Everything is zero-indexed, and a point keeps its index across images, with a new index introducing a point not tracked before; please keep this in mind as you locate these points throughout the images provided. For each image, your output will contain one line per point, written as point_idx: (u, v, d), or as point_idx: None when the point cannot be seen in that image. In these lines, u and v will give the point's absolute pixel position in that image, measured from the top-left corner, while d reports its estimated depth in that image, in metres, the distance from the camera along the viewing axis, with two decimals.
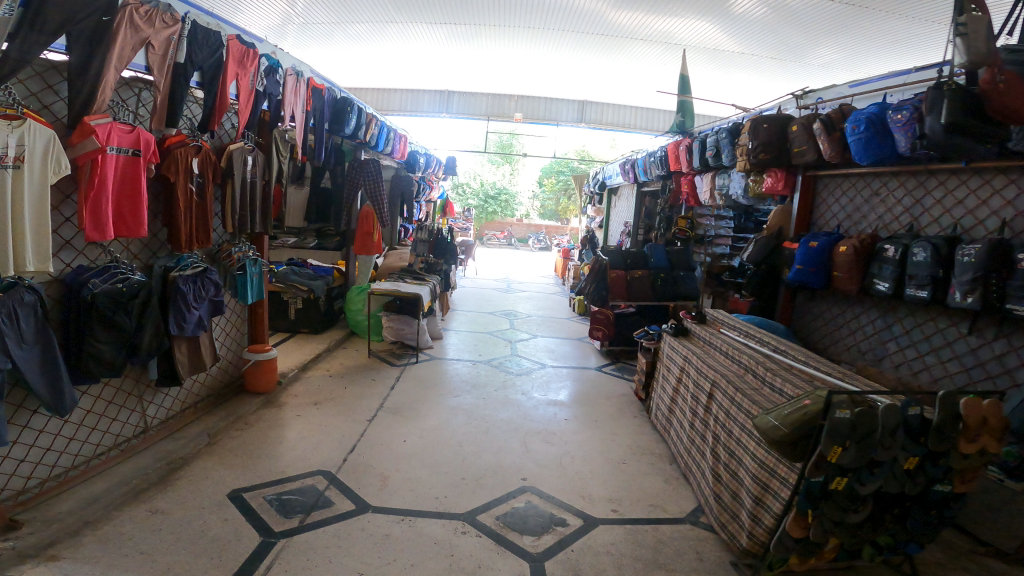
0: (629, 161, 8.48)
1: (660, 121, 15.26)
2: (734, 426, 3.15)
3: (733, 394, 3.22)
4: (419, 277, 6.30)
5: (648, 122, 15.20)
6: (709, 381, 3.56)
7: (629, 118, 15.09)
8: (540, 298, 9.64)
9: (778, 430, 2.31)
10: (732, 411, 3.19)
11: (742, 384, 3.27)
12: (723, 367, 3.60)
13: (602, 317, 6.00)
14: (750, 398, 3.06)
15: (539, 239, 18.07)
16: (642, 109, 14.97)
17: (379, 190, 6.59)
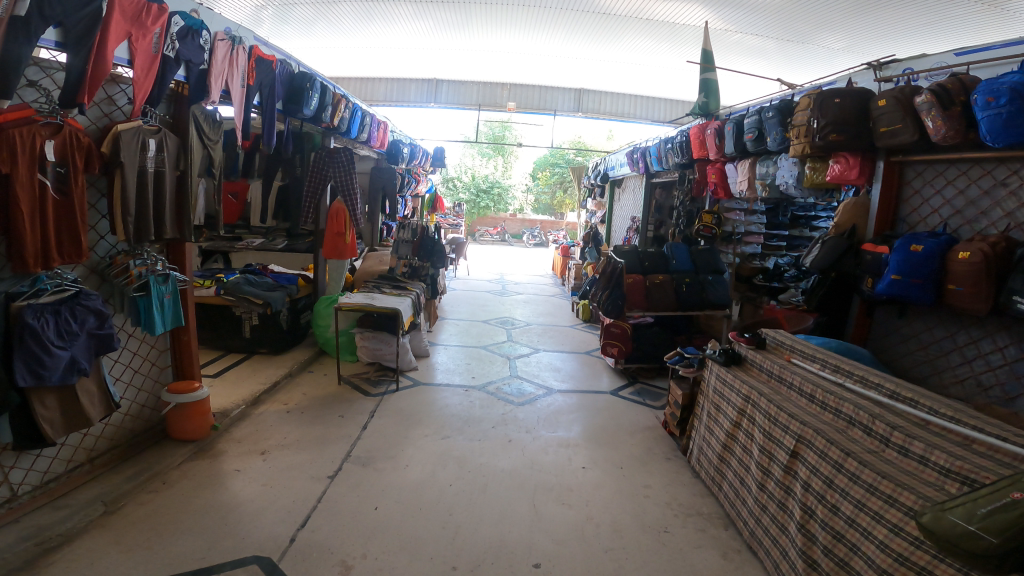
0: (638, 149, 7.49)
1: (661, 109, 14.27)
2: (842, 499, 2.26)
3: (838, 456, 2.32)
4: (400, 284, 5.32)
5: (649, 111, 14.21)
6: (788, 428, 2.66)
7: (629, 107, 14.08)
8: (539, 302, 8.67)
9: (982, 541, 1.42)
10: (838, 479, 2.29)
11: (849, 440, 2.38)
12: (806, 411, 2.70)
13: (619, 331, 5.02)
14: (872, 466, 2.17)
15: (534, 234, 17.13)
16: (643, 97, 13.97)
17: (352, 184, 5.60)
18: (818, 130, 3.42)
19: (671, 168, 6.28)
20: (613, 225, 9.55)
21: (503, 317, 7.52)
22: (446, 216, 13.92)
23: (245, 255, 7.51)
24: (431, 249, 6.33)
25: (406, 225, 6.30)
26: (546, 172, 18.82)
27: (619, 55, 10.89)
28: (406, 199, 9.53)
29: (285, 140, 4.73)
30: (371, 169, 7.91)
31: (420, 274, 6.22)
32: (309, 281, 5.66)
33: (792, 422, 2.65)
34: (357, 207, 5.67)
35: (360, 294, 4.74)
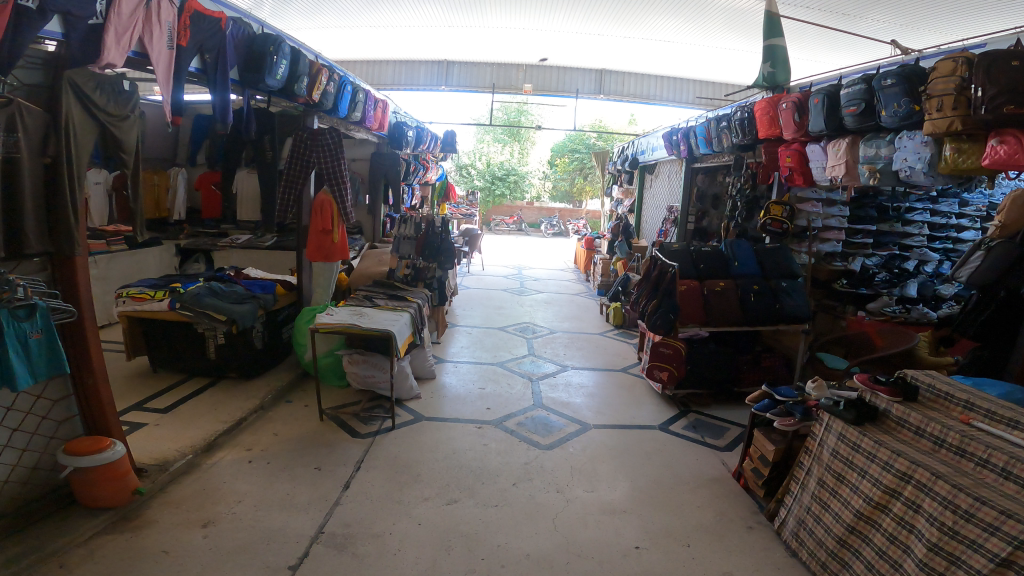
0: (676, 131, 6.38)
1: (689, 91, 13.10)
2: None
3: None
4: (399, 291, 4.36)
5: (677, 93, 13.04)
6: (1001, 527, 1.81)
7: (654, 89, 12.94)
8: (561, 302, 7.63)
9: None
10: None
11: None
12: (1020, 503, 1.86)
13: (669, 352, 4.05)
14: None
15: (553, 223, 16.13)
16: (670, 78, 12.80)
17: (342, 175, 4.57)
18: (980, 100, 2.54)
19: (720, 152, 5.14)
20: (643, 215, 8.48)
21: (522, 323, 6.51)
22: (459, 206, 12.93)
23: (229, 254, 6.60)
24: (440, 246, 5.36)
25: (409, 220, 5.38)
26: (564, 157, 17.73)
27: (648, 36, 9.78)
28: (412, 190, 8.55)
29: (247, 118, 3.82)
30: (371, 155, 6.91)
31: (425, 277, 5.26)
32: (290, 287, 4.73)
33: (1004, 520, 1.81)
34: (347, 202, 4.59)
35: (349, 307, 3.81)
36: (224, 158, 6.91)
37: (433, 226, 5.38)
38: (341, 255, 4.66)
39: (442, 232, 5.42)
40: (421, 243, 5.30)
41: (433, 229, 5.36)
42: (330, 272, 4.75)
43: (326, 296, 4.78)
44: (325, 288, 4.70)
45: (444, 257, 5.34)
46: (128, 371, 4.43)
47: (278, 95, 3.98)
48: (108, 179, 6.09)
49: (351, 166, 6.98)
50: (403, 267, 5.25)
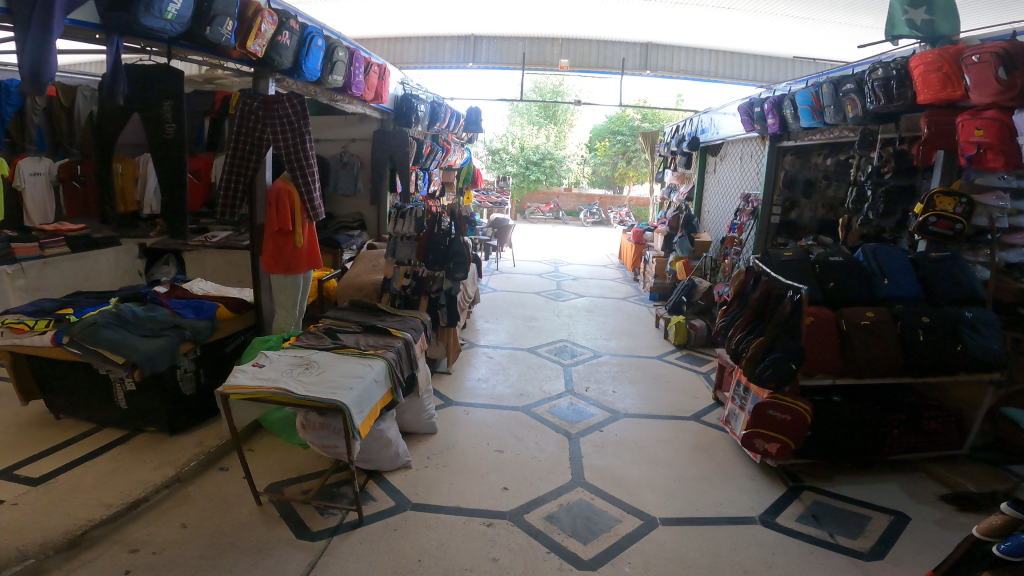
0: (757, 98, 4.85)
1: (748, 67, 11.32)
2: None
3: None
4: (382, 317, 3.10)
5: (733, 69, 11.30)
6: None
7: (709, 65, 11.25)
8: (607, 310, 6.18)
9: None
10: None
11: None
12: None
13: (785, 418, 2.80)
14: None
15: (593, 210, 14.69)
16: (727, 52, 11.06)
17: (311, 156, 3.29)
18: None
19: (837, 124, 3.64)
20: (703, 205, 6.93)
21: (561, 341, 5.11)
22: (489, 193, 11.56)
23: (203, 256, 5.38)
24: (444, 245, 3.99)
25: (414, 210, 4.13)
26: (605, 139, 16.12)
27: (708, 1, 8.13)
28: (427, 179, 7.22)
29: (112, 78, 2.63)
30: (373, 134, 5.58)
31: (426, 290, 3.87)
32: (246, 305, 3.54)
33: None
34: (314, 194, 3.29)
35: (300, 349, 2.58)
36: (204, 142, 5.96)
37: (439, 219, 4.05)
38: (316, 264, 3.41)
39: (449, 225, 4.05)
40: (422, 242, 3.97)
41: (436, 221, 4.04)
42: (306, 286, 3.52)
43: (298, 319, 3.59)
44: (291, 309, 3.46)
45: (456, 263, 3.93)
46: (26, 419, 3.31)
47: (185, 44, 2.76)
48: (51, 167, 5.10)
49: (348, 148, 5.67)
50: (400, 278, 3.88)
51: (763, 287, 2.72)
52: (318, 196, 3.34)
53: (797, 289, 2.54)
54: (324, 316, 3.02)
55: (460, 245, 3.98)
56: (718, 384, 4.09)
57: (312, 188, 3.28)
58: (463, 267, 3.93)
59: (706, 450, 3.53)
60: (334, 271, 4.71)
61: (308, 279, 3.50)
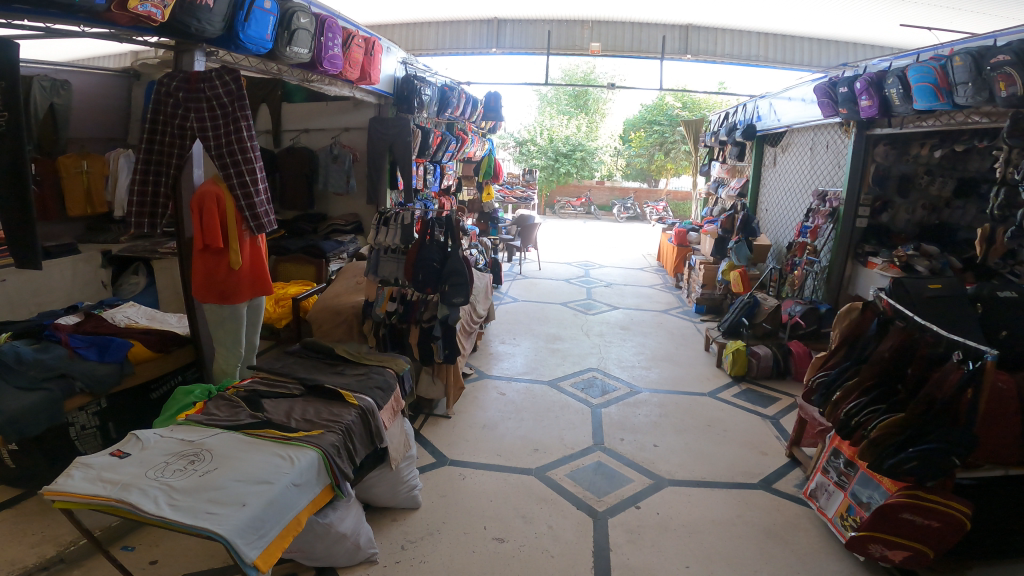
0: (837, 78, 3.91)
1: (802, 51, 9.89)
2: None
3: None
4: (338, 369, 2.28)
5: (785, 54, 9.96)
6: None
7: (758, 48, 9.95)
8: (646, 326, 5.22)
9: None
10: None
11: None
12: None
13: (927, 523, 1.99)
14: None
15: (628, 205, 13.60)
16: (777, 34, 9.72)
17: (252, 149, 2.43)
18: None
19: (972, 106, 2.76)
20: (759, 202, 5.86)
21: (590, 373, 4.20)
22: (514, 188, 10.63)
23: None
24: (437, 263, 3.05)
25: (404, 212, 3.17)
26: (640, 130, 14.93)
27: None
28: (439, 176, 6.37)
29: None
30: (369, 122, 4.76)
31: (414, 319, 3.04)
32: (182, 338, 2.83)
33: None
34: (256, 200, 2.42)
35: (198, 428, 1.83)
36: None
37: (430, 226, 3.04)
38: (265, 287, 2.60)
39: (443, 233, 3.07)
40: (410, 259, 3.07)
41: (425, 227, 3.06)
42: (255, 316, 2.73)
43: (252, 354, 2.83)
44: (232, 345, 2.66)
45: (453, 288, 3.01)
46: None
47: (32, 11, 1.97)
48: None
49: (340, 138, 4.87)
50: (384, 301, 3.09)
51: (897, 334, 1.93)
52: (264, 201, 2.48)
53: (982, 355, 1.72)
54: (257, 368, 2.24)
55: (458, 263, 3.03)
56: (795, 438, 3.22)
57: (252, 192, 2.41)
58: (462, 295, 3.01)
59: (781, 538, 2.59)
60: (316, 287, 3.91)
61: (257, 309, 2.72)
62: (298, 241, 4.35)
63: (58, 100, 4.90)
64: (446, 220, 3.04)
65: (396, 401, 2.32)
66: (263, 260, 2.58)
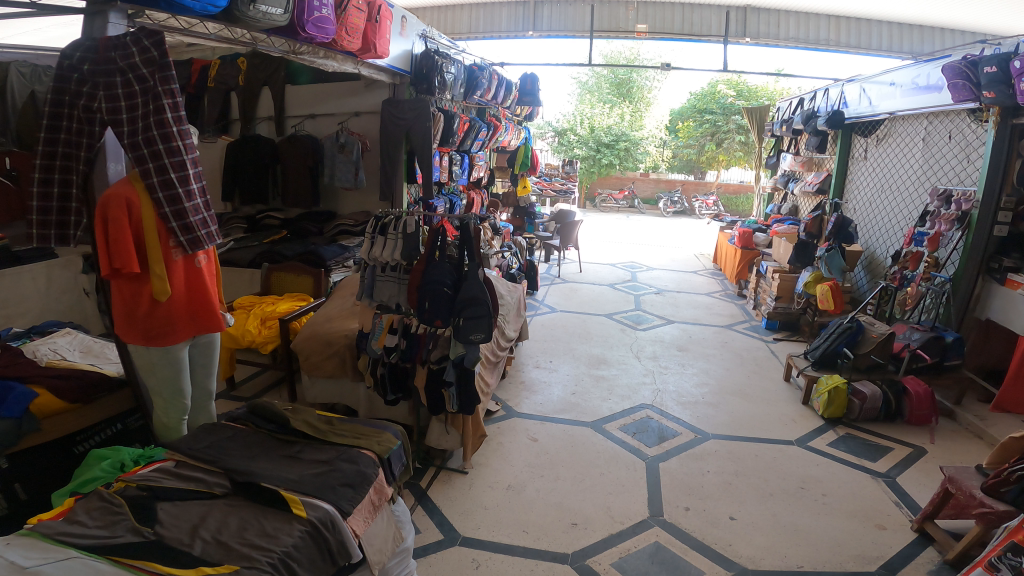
0: (973, 57, 3.09)
1: (880, 36, 8.39)
2: None
3: None
4: (291, 450, 1.62)
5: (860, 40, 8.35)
6: None
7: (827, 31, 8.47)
8: (707, 345, 4.41)
9: None
10: None
11: None
12: None
13: None
14: None
15: (674, 199, 12.69)
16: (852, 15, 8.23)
17: (182, 137, 1.76)
18: None
19: None
20: (845, 200, 4.88)
21: (644, 415, 3.43)
22: (552, 180, 9.78)
23: None
24: (450, 288, 2.26)
25: (405, 216, 2.35)
26: (688, 119, 13.79)
27: None
28: (466, 169, 5.62)
29: None
30: (381, 105, 4.06)
31: (420, 359, 2.39)
32: (115, 382, 2.24)
33: None
34: (185, 206, 1.77)
35: (46, 545, 1.21)
36: None
37: (441, 237, 2.26)
38: (213, 322, 1.96)
39: (457, 247, 2.27)
40: (414, 283, 2.30)
41: (434, 238, 2.27)
42: (206, 358, 2.10)
43: (207, 402, 2.21)
44: (172, 395, 2.04)
45: (471, 325, 2.23)
46: None
47: None
48: None
49: (349, 124, 4.19)
50: (382, 334, 2.43)
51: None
52: (200, 208, 1.83)
53: None
54: (178, 445, 1.60)
55: (478, 289, 2.24)
56: (929, 510, 2.47)
57: (179, 195, 1.76)
58: (483, 332, 2.24)
59: None
60: (311, 304, 3.26)
61: (209, 349, 2.10)
62: (296, 249, 3.71)
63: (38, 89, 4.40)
64: (461, 231, 2.23)
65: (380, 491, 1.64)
66: (208, 286, 1.93)
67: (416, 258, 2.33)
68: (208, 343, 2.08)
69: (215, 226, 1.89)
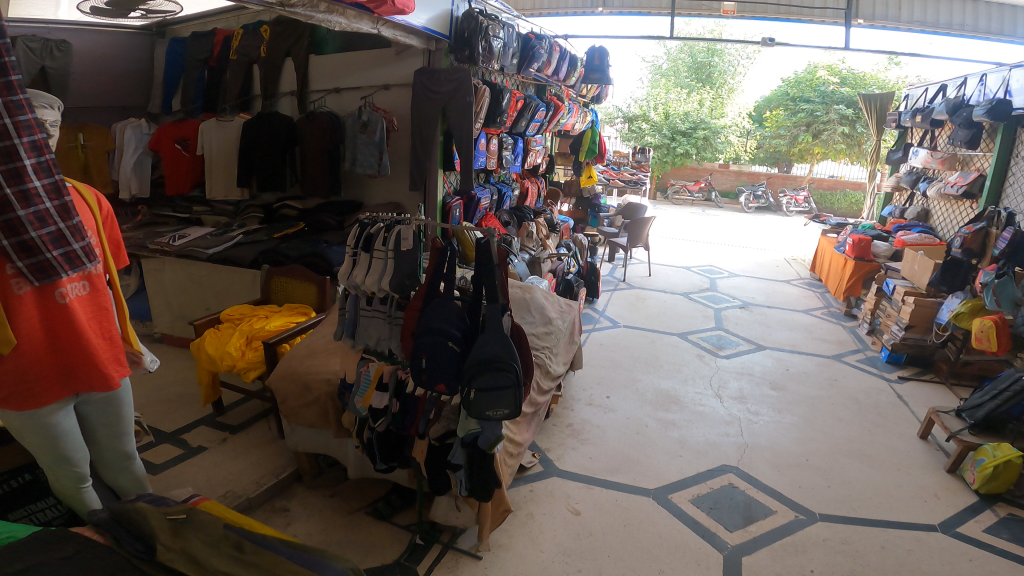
0: None
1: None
2: None
3: None
4: None
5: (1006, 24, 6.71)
6: None
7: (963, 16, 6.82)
8: (805, 382, 3.54)
9: None
10: None
11: None
12: None
13: None
14: None
15: (758, 193, 11.48)
16: None
17: (15, 111, 1.18)
18: None
19: None
20: (1004, 203, 3.81)
21: (725, 484, 2.60)
22: (623, 170, 8.85)
23: (162, 268, 3.59)
24: (460, 338, 1.57)
25: (401, 225, 1.67)
26: (778, 107, 12.41)
27: None
28: (522, 158, 4.89)
29: None
30: (414, 76, 3.36)
31: (416, 431, 1.72)
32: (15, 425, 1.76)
33: None
34: (20, 215, 1.19)
35: None
36: (203, 101, 4.20)
37: (451, 260, 1.61)
38: (99, 380, 1.40)
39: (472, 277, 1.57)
40: (411, 324, 1.64)
41: (442, 261, 1.61)
42: (109, 415, 1.62)
43: (127, 461, 1.74)
44: (60, 463, 1.54)
45: (489, 396, 1.52)
46: None
47: None
48: None
49: (373, 100, 3.55)
50: (368, 390, 1.78)
51: None
52: (50, 217, 1.25)
53: None
54: None
55: (499, 344, 1.51)
56: None
57: (10, 198, 1.18)
58: (507, 407, 1.54)
59: None
60: (310, 320, 2.66)
61: (114, 404, 1.61)
62: (303, 249, 3.12)
63: (48, 64, 3.96)
64: (478, 252, 1.52)
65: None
66: (87, 331, 1.37)
67: (415, 287, 1.66)
68: (109, 399, 1.58)
69: (83, 244, 1.32)
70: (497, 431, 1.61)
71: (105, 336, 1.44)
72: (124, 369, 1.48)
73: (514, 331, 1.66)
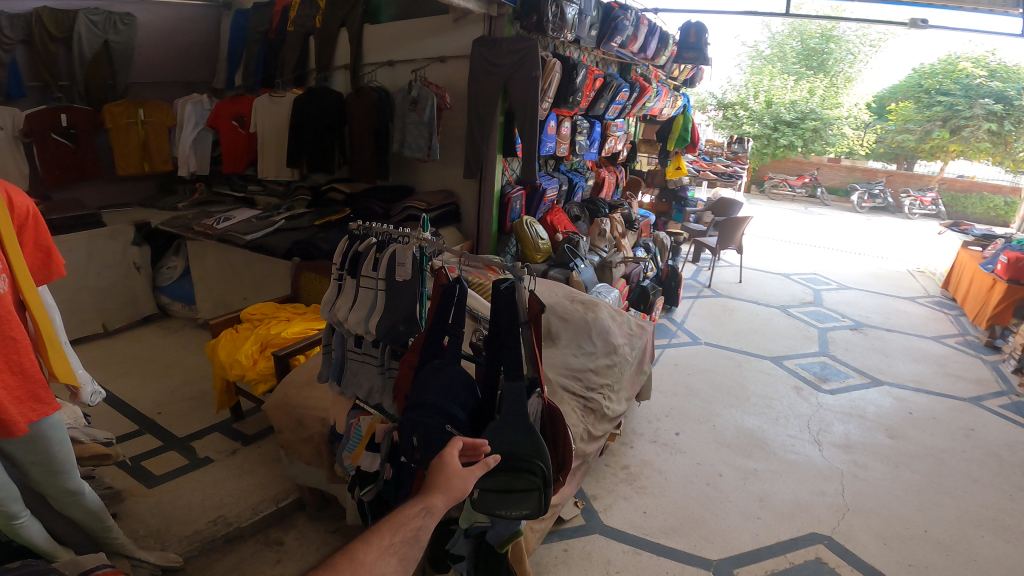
0: None
1: None
2: None
3: None
4: None
5: None
6: None
7: None
8: (930, 430, 2.85)
9: None
10: None
11: None
12: None
13: None
14: None
15: (873, 192, 10.24)
16: None
17: None
18: None
19: None
20: None
21: (810, 560, 2.00)
22: (718, 161, 8.08)
23: (202, 251, 3.41)
24: (465, 419, 1.18)
25: (395, 245, 1.32)
26: (905, 99, 11.05)
27: None
28: (600, 145, 4.38)
29: None
30: (472, 45, 2.93)
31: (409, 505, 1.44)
32: None
33: None
34: None
35: None
36: (262, 75, 3.97)
37: (457, 304, 1.23)
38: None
39: (490, 351, 1.24)
40: (405, 382, 1.27)
41: (448, 306, 1.24)
42: (39, 455, 1.34)
43: (76, 497, 1.46)
44: None
45: (500, 497, 1.16)
46: None
47: None
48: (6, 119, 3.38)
49: (427, 74, 3.17)
50: (357, 448, 1.51)
51: None
52: None
53: None
54: None
55: (518, 436, 1.17)
56: None
57: None
58: (528, 508, 1.18)
59: None
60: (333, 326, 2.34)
61: (41, 435, 1.33)
62: (338, 242, 2.82)
63: (112, 38, 3.80)
64: (498, 305, 1.19)
65: (450, 488, 0.93)
66: None
67: (411, 334, 1.29)
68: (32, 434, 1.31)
69: None
70: (512, 525, 1.29)
71: (14, 370, 1.23)
72: (39, 406, 1.27)
73: (542, 407, 1.30)
